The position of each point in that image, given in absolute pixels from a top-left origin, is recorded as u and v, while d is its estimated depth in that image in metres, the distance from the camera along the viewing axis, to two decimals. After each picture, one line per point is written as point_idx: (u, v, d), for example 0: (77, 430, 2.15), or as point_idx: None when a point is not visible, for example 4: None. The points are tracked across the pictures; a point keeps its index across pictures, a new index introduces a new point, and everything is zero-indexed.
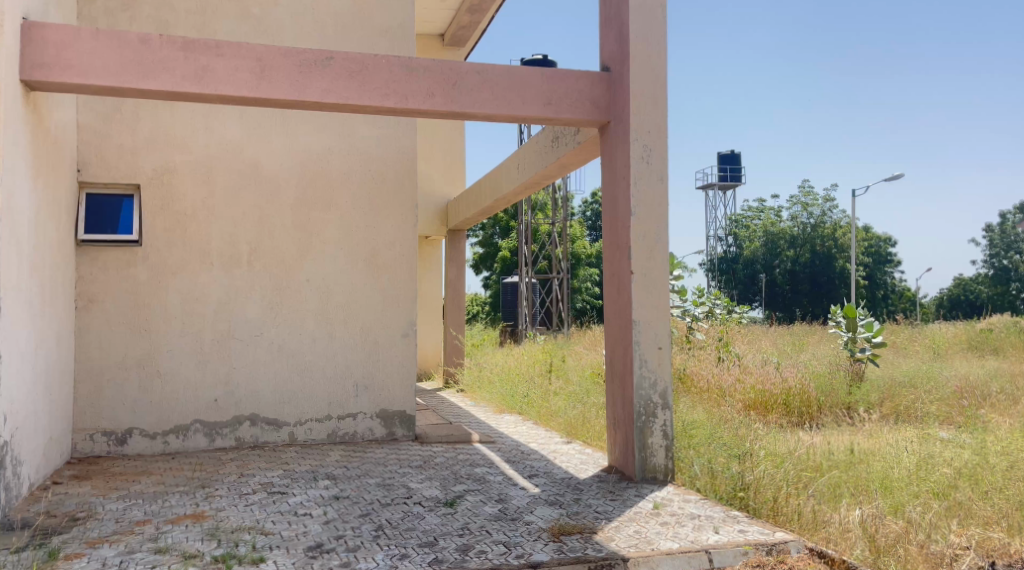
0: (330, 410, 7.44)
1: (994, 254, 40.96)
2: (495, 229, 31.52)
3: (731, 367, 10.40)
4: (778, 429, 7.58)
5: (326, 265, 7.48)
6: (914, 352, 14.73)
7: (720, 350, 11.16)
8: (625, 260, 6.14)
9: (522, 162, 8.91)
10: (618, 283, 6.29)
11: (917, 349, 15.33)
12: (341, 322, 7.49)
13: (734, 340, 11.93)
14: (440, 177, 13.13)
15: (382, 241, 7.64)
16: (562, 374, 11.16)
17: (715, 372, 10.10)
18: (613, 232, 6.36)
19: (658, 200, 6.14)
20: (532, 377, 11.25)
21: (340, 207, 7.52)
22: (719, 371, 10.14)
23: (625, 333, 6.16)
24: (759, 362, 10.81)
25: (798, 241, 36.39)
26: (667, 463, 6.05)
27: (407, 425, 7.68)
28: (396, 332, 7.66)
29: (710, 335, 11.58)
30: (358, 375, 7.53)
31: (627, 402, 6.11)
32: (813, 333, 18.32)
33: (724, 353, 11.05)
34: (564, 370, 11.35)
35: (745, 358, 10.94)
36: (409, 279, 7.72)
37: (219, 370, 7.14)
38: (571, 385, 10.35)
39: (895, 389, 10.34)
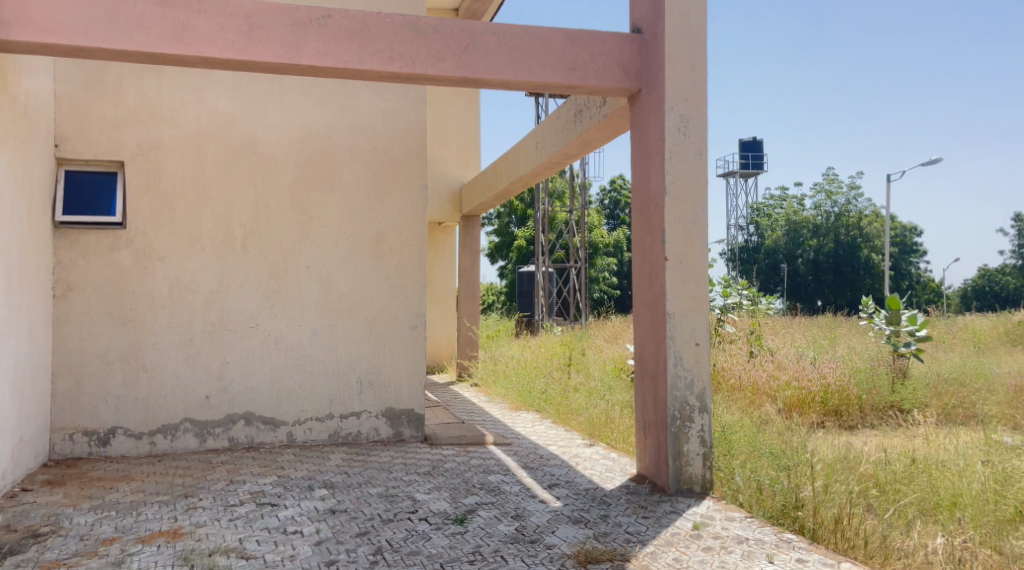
0: (332, 408, 6.83)
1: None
2: (511, 217, 30.81)
3: (764, 363, 9.71)
4: (822, 433, 6.91)
5: (328, 250, 6.86)
6: (954, 345, 13.99)
7: (752, 343, 10.49)
8: (659, 245, 5.48)
9: (541, 140, 8.25)
10: (650, 271, 5.64)
11: (956, 343, 14.60)
12: (344, 313, 6.88)
13: (766, 333, 11.26)
14: (453, 160, 12.48)
15: (388, 225, 7.02)
16: (582, 369, 10.51)
17: (747, 369, 9.42)
18: (645, 214, 5.70)
19: (696, 177, 5.47)
20: (550, 371, 10.62)
21: (343, 187, 6.90)
22: (751, 368, 9.46)
23: (658, 327, 5.50)
24: (794, 357, 10.11)
25: (822, 230, 35.49)
26: (704, 473, 5.40)
27: (415, 425, 7.06)
28: (404, 324, 7.04)
29: (740, 328, 10.90)
30: (362, 370, 6.92)
31: (660, 404, 5.46)
32: (843, 325, 17.62)
33: (756, 347, 10.36)
34: (584, 365, 10.70)
35: (778, 353, 10.25)
36: (419, 266, 7.09)
37: (211, 364, 6.53)
38: (592, 381, 9.71)
39: (943, 388, 9.64)
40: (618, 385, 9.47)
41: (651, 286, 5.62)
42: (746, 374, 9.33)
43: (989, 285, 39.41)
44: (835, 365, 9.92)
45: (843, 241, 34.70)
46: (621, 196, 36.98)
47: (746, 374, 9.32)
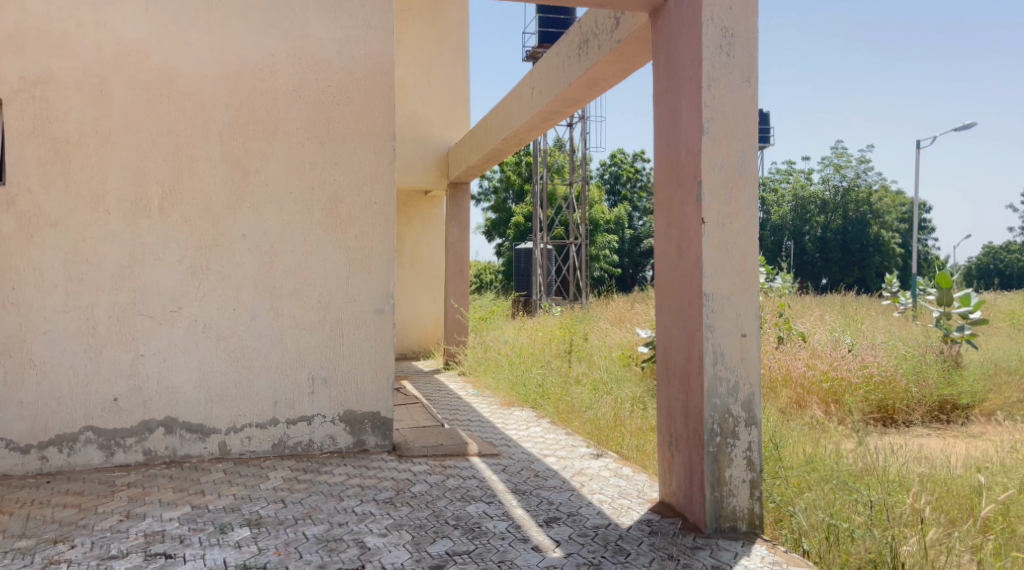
0: (276, 412, 5.49)
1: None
2: (508, 192, 29.37)
3: (797, 352, 8.36)
4: (886, 445, 5.58)
5: (270, 214, 5.49)
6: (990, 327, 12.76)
7: (780, 326, 9.14)
8: (693, 204, 4.13)
9: (537, 85, 6.87)
10: (679, 240, 4.29)
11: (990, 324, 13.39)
12: (291, 293, 5.53)
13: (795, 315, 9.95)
14: (438, 120, 11.06)
15: (347, 184, 5.64)
16: (585, 359, 9.17)
17: (779, 361, 8.07)
18: (674, 162, 4.34)
19: (743, 113, 4.11)
20: (548, 360, 9.31)
21: (289, 136, 5.52)
22: (782, 359, 8.12)
23: (692, 312, 4.16)
24: (830, 344, 8.76)
25: (830, 207, 33.91)
26: (750, 506, 4.08)
27: (381, 432, 5.71)
28: (367, 307, 5.69)
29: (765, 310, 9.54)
30: (314, 364, 5.57)
31: (693, 415, 4.13)
32: (861, 305, 16.39)
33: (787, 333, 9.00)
34: (586, 354, 9.36)
35: (812, 340, 8.91)
36: (386, 236, 5.73)
37: (120, 359, 5.17)
38: (597, 371, 8.39)
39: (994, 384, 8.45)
40: (627, 379, 8.14)
41: (681, 259, 4.27)
42: (778, 366, 7.99)
43: (998, 263, 38.19)
44: (876, 355, 8.60)
45: (854, 218, 33.28)
46: (621, 170, 35.46)
47: (778, 366, 7.98)
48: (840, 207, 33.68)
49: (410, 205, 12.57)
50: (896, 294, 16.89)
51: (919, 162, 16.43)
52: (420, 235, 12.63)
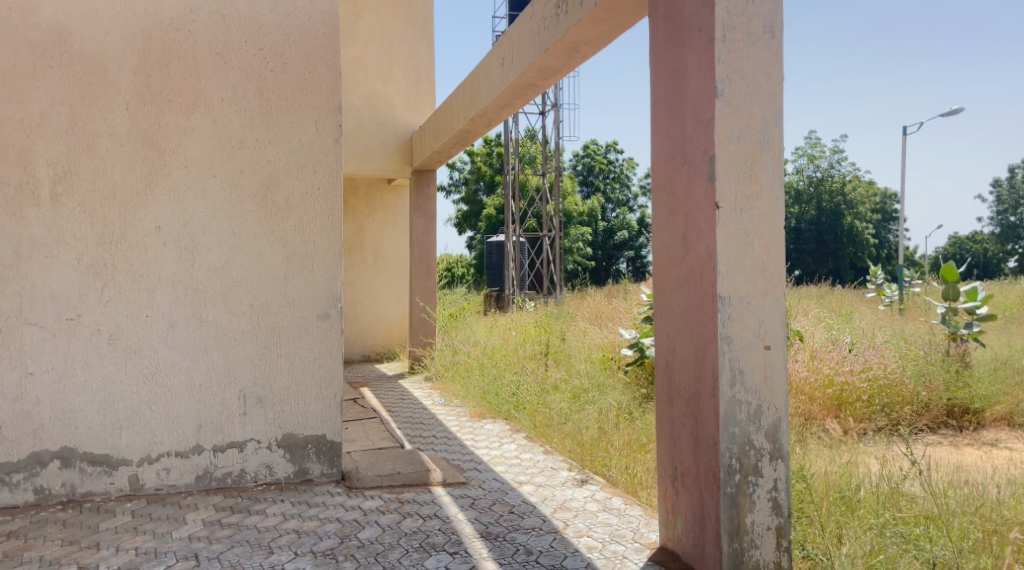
0: (200, 438, 4.60)
1: (1004, 212, 38.58)
2: (479, 184, 28.50)
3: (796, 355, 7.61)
4: (914, 472, 4.81)
5: (190, 202, 4.59)
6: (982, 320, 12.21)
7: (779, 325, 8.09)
8: (704, 185, 3.33)
9: (508, 55, 6.04)
10: (684, 229, 3.48)
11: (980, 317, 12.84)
12: (217, 296, 4.65)
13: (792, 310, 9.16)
14: (401, 102, 10.20)
15: (284, 165, 4.78)
16: (564, 365, 8.36)
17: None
18: (678, 135, 3.53)
19: (764, 71, 3.30)
20: (523, 363, 8.51)
21: (212, 109, 4.62)
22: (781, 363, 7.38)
23: (702, 320, 3.35)
24: (829, 345, 8.02)
25: (805, 197, 33.43)
26: (775, 559, 3.30)
27: (327, 459, 4.85)
28: (309, 311, 4.83)
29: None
30: (246, 381, 4.70)
31: (705, 447, 3.33)
32: (844, 297, 15.81)
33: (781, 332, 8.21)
34: (565, 360, 8.56)
35: (809, 341, 8.16)
36: (332, 227, 4.87)
37: (4, 378, 4.27)
38: (577, 377, 7.61)
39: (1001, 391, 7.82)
40: (611, 386, 7.35)
41: (686, 253, 3.46)
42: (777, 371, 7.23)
43: (969, 253, 38.12)
44: (880, 356, 7.88)
45: (829, 209, 32.82)
46: (595, 161, 34.73)
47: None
48: (815, 198, 33.25)
49: (372, 195, 11.70)
50: (880, 286, 16.34)
51: (905, 149, 15.83)
52: (384, 228, 11.78)
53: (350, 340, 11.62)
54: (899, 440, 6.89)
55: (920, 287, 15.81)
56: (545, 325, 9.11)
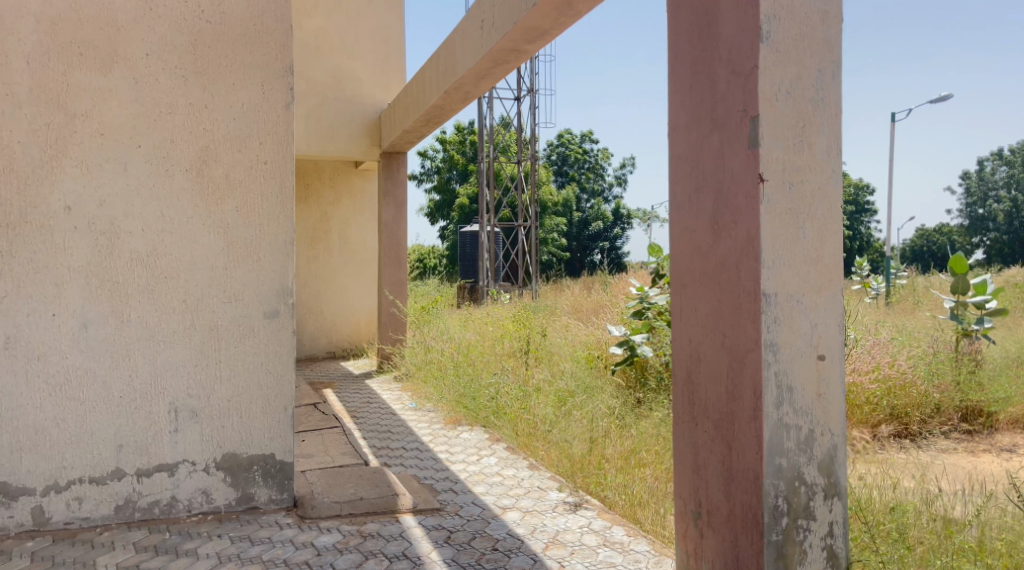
0: (121, 461, 3.85)
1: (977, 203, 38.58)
2: (452, 172, 27.72)
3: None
4: (956, 496, 4.17)
5: (107, 178, 3.83)
6: None
7: None
8: (743, 154, 2.64)
9: (488, 16, 5.32)
10: (714, 210, 2.80)
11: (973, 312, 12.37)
12: (141, 290, 3.89)
13: None
14: (368, 78, 9.45)
15: (223, 135, 4.02)
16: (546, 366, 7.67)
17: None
18: (706, 92, 2.84)
19: (820, 9, 2.62)
20: (502, 363, 7.83)
21: (135, 66, 3.86)
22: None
23: (738, 323, 2.67)
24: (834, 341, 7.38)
25: None
26: None
27: (276, 482, 4.11)
28: (255, 309, 4.08)
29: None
30: (178, 391, 3.94)
31: (743, 482, 2.65)
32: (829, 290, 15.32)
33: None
34: (547, 361, 7.88)
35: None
36: (282, 209, 4.12)
37: None
38: (562, 379, 6.93)
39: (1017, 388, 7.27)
40: (598, 391, 6.68)
41: (718, 240, 2.78)
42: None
43: (943, 245, 38.06)
44: (888, 354, 7.27)
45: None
46: (569, 150, 34.07)
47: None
48: None
49: (337, 180, 10.94)
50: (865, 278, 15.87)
51: (893, 137, 15.32)
52: (350, 215, 11.02)
53: (313, 335, 10.86)
54: (909, 450, 6.38)
55: (906, 279, 15.36)
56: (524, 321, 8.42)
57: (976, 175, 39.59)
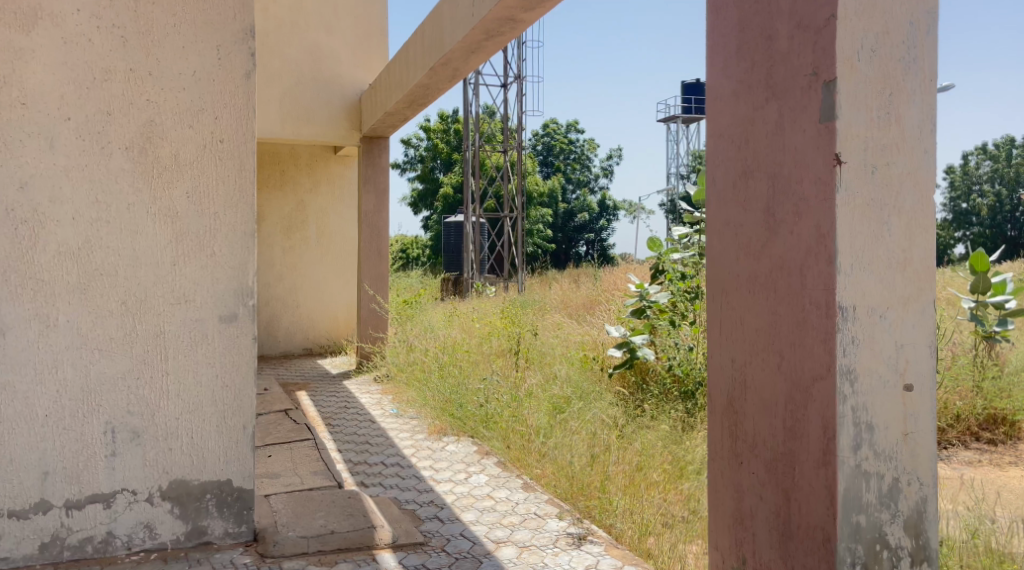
0: (47, 491, 3.26)
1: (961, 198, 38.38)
2: (436, 161, 27.07)
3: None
4: (1014, 532, 3.64)
5: (28, 156, 3.22)
6: None
7: None
8: (812, 129, 2.09)
9: None
10: (770, 200, 2.26)
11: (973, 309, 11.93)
12: (71, 290, 3.29)
13: None
14: (348, 57, 8.84)
15: (170, 108, 3.42)
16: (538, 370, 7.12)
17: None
18: (761, 54, 2.29)
19: None
20: (491, 366, 7.31)
21: (64, 24, 3.25)
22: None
23: (802, 342, 2.13)
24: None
25: None
26: None
27: (231, 514, 3.53)
28: (209, 312, 3.50)
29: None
30: (115, 409, 3.35)
31: (806, 543, 2.11)
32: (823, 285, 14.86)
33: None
34: (538, 364, 7.32)
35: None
36: (241, 195, 3.53)
37: None
38: (556, 385, 6.39)
39: None
40: (596, 399, 6.14)
41: (775, 237, 2.23)
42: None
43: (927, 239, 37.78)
44: None
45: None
46: (555, 140, 33.48)
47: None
48: None
49: (315, 166, 10.32)
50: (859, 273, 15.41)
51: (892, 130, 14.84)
52: (328, 203, 10.41)
53: (288, 331, 10.30)
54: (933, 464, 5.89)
55: None
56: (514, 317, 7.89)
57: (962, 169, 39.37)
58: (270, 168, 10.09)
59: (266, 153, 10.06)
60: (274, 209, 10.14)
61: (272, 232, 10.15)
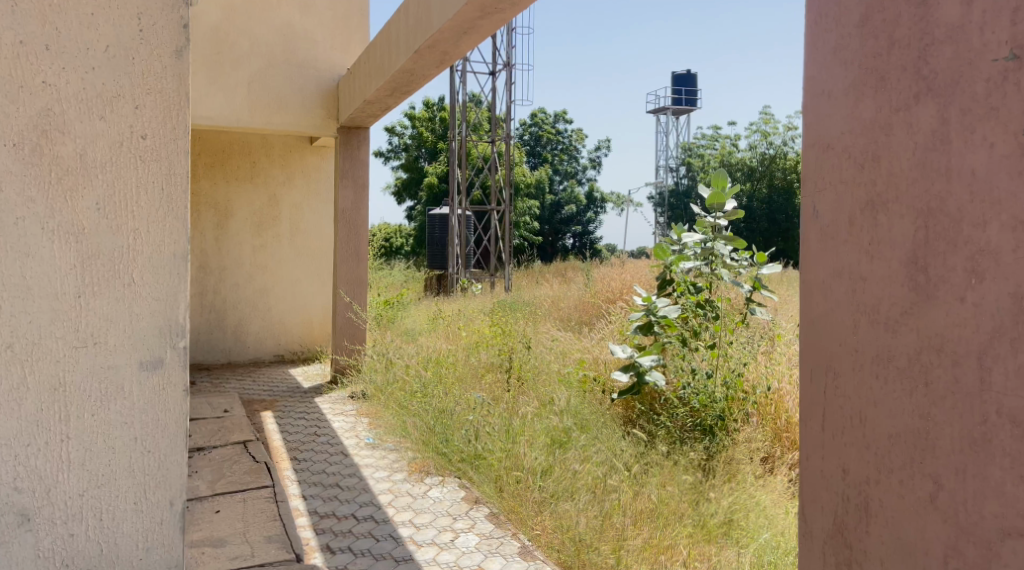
0: None
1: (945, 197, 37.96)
2: (420, 151, 26.20)
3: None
4: None
5: None
6: None
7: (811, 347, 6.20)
8: (1006, 150, 1.36)
9: None
10: (916, 248, 1.51)
11: None
12: None
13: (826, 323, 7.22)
14: (325, 39, 8.02)
15: None
16: (532, 399, 6.32)
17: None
18: (906, 26, 1.53)
19: None
20: (482, 391, 6.56)
21: None
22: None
23: (978, 471, 1.40)
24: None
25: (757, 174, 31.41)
26: None
27: None
28: None
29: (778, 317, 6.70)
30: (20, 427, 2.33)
31: None
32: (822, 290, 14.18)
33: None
34: (532, 390, 6.53)
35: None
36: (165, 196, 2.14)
37: None
38: (554, 419, 5.66)
39: None
40: (607, 432, 5.52)
41: (925, 302, 1.49)
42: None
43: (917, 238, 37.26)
44: None
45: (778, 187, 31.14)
46: (542, 131, 32.64)
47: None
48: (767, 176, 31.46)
49: (289, 158, 9.52)
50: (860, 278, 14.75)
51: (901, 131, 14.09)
52: (303, 198, 9.60)
53: (259, 336, 9.49)
54: None
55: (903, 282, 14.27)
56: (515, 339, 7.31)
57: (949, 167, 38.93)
58: (240, 159, 9.29)
59: (236, 142, 9.25)
60: (244, 204, 9.34)
61: (242, 229, 9.35)
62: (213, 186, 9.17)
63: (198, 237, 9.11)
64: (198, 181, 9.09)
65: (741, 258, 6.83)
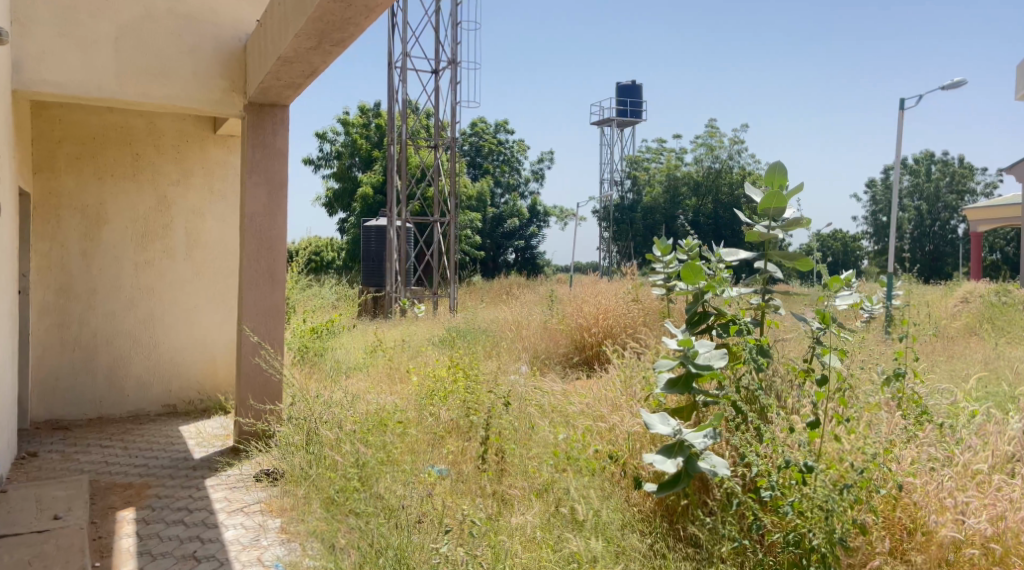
0: None
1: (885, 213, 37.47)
2: (353, 158, 23.97)
3: (998, 482, 3.75)
4: None
5: None
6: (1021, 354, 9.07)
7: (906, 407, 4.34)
8: None
9: None
10: None
11: (1005, 347, 9.72)
12: None
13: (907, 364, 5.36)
14: None
15: None
16: (526, 499, 4.28)
17: (975, 516, 3.51)
18: None
19: None
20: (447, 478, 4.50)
21: None
22: (988, 507, 3.53)
23: None
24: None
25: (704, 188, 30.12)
26: None
27: None
28: None
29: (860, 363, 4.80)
30: None
31: None
32: None
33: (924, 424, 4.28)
34: (522, 480, 4.49)
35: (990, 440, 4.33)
36: None
37: None
38: (571, 545, 3.66)
39: None
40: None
41: None
42: (980, 546, 3.40)
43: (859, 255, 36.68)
44: None
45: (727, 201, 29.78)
46: (483, 141, 30.66)
47: (977, 545, 3.40)
48: (713, 190, 30.21)
49: (184, 150, 7.35)
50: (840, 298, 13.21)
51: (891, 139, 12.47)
52: (202, 202, 7.43)
53: (143, 382, 7.26)
54: None
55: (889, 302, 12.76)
56: (487, 407, 5.21)
57: (886, 182, 38.47)
58: (118, 148, 7.10)
59: (113, 126, 7.08)
60: (123, 208, 7.12)
61: (119, 241, 7.12)
62: (80, 184, 6.94)
63: (58, 251, 6.85)
64: (59, 176, 6.85)
65: (769, 269, 4.77)
